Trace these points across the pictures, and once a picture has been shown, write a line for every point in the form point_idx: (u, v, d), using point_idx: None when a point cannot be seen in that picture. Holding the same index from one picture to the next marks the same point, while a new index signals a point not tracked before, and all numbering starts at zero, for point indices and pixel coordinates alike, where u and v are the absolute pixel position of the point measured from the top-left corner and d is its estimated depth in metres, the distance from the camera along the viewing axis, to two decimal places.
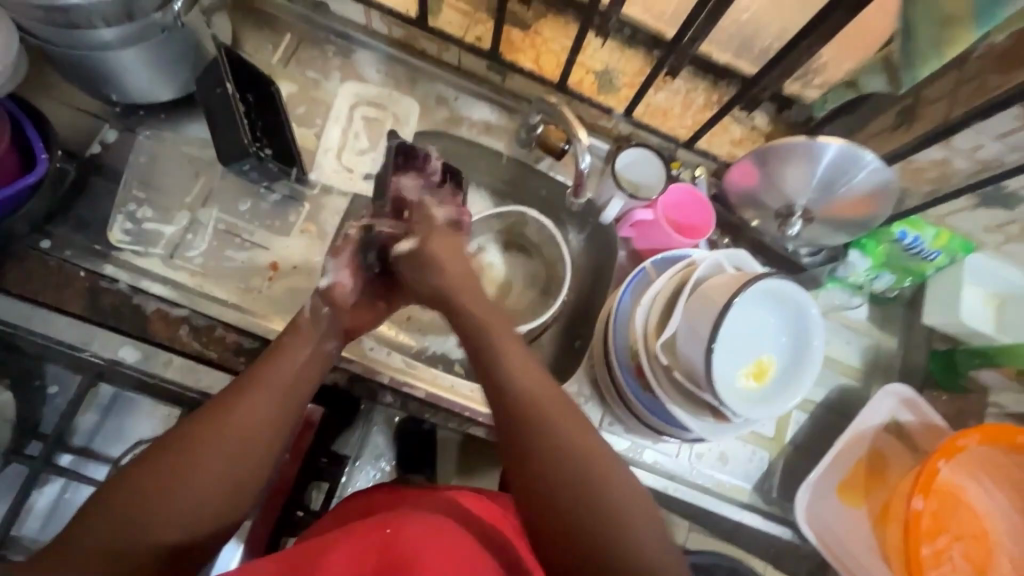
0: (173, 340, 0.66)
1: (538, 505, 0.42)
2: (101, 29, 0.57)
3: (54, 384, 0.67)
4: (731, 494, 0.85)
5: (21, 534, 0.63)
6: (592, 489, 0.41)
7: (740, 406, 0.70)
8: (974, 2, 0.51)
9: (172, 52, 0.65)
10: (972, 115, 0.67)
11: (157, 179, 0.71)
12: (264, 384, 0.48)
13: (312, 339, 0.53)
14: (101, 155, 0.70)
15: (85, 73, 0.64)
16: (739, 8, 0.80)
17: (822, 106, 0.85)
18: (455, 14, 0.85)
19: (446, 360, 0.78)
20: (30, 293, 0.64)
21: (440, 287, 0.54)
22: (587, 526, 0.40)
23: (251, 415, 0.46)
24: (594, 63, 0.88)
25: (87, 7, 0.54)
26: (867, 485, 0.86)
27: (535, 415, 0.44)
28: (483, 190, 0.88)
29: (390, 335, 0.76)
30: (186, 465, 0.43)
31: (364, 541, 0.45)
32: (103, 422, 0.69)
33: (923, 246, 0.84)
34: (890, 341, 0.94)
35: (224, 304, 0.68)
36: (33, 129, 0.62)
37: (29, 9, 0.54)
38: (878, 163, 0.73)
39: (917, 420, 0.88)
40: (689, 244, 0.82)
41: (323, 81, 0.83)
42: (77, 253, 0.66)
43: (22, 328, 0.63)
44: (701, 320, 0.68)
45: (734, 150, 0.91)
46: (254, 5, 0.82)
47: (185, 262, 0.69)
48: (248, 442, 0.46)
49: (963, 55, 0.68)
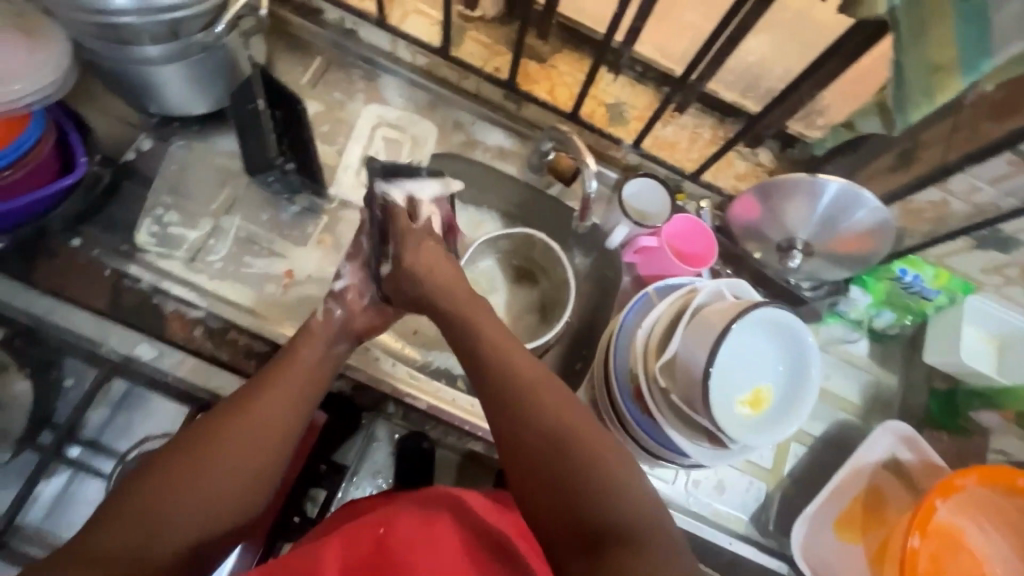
0: (188, 341, 0.68)
1: (532, 480, 0.46)
2: (147, 46, 0.62)
3: (70, 376, 0.67)
4: (728, 524, 0.86)
5: (25, 522, 0.63)
6: (579, 458, 0.45)
7: (737, 433, 0.71)
8: (961, 50, 0.50)
9: (211, 69, 0.70)
10: (965, 160, 0.70)
11: (185, 186, 0.77)
12: (274, 386, 0.55)
13: (321, 343, 0.60)
14: (136, 161, 0.75)
15: (130, 85, 0.70)
16: (746, 51, 0.91)
17: (821, 145, 0.89)
18: (476, 46, 0.93)
19: (449, 374, 0.80)
20: (54, 287, 0.66)
21: (440, 298, 0.58)
22: (573, 492, 0.44)
23: (264, 413, 0.52)
24: (606, 96, 0.93)
25: (137, 26, 0.59)
26: (864, 522, 0.86)
27: (524, 399, 0.49)
28: (497, 213, 0.94)
29: (396, 347, 0.80)
30: (205, 458, 0.48)
31: (358, 540, 0.47)
32: (113, 417, 0.68)
33: (922, 285, 0.88)
34: (889, 378, 0.96)
35: (237, 308, 0.72)
36: (76, 134, 0.67)
37: (85, 25, 0.59)
38: (877, 204, 0.77)
39: (917, 459, 0.87)
40: (692, 272, 0.85)
41: (347, 102, 0.89)
42: (105, 252, 0.71)
43: (45, 320, 0.65)
44: (700, 345, 0.71)
45: (738, 184, 0.95)
46: (289, 30, 0.89)
47: (205, 266, 0.74)
48: (261, 436, 0.51)
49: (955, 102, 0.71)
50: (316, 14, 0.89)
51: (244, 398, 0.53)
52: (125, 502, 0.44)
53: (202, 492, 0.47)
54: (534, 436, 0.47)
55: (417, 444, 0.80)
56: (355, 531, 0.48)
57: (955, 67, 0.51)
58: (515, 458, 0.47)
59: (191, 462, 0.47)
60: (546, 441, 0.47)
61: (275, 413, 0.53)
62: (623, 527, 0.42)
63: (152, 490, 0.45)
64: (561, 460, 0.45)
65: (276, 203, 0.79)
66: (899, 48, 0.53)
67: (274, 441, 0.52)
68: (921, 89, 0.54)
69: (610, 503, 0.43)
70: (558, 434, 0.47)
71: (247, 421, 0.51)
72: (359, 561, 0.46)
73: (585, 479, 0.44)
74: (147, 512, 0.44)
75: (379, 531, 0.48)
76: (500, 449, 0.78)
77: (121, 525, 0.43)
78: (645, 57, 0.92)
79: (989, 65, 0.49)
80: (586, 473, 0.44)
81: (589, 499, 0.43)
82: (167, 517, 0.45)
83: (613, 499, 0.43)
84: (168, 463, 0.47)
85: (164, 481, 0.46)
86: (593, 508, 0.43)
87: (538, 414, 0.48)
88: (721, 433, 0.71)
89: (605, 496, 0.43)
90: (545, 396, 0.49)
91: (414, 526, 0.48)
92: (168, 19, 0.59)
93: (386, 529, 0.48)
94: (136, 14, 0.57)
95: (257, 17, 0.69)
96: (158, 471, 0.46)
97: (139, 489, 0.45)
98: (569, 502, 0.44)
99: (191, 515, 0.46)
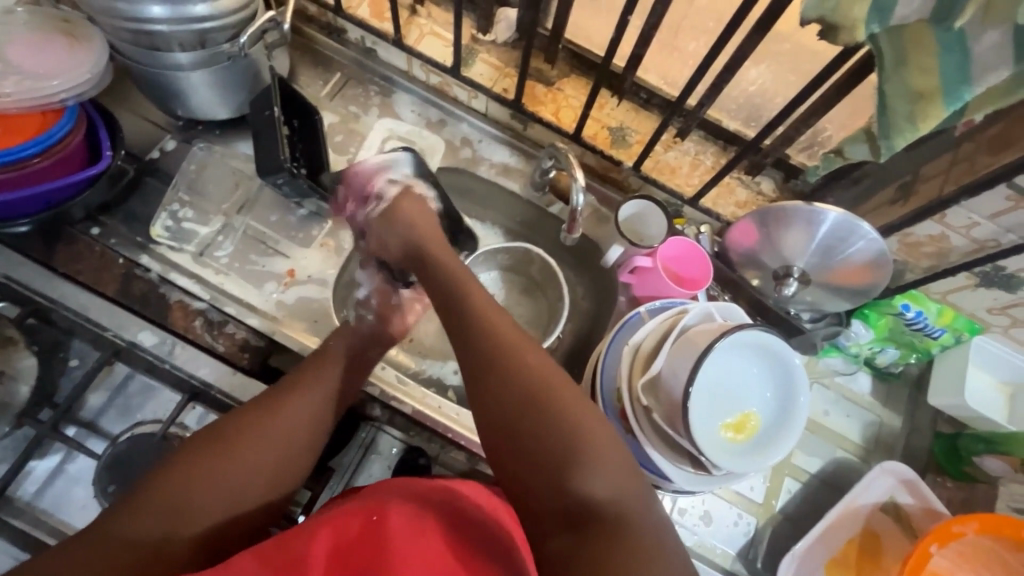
0: (187, 330, 0.72)
1: (516, 452, 0.47)
2: (177, 53, 0.68)
3: (75, 358, 0.69)
4: (712, 558, 0.83)
5: (17, 495, 0.63)
6: (564, 434, 0.47)
7: (721, 458, 0.69)
8: (941, 77, 0.48)
9: (234, 79, 0.75)
10: (962, 193, 0.67)
11: (202, 185, 0.80)
12: (304, 386, 0.57)
13: (351, 339, 0.62)
14: (159, 160, 0.80)
15: (159, 92, 0.75)
16: (747, 80, 0.89)
17: (815, 172, 0.80)
18: (488, 68, 0.94)
19: (441, 383, 0.85)
20: (72, 272, 0.71)
21: (454, 289, 0.58)
22: (560, 469, 0.45)
23: (291, 413, 0.54)
24: (609, 120, 0.93)
25: (168, 34, 0.64)
26: (859, 565, 0.82)
27: (504, 376, 0.50)
28: (498, 229, 0.99)
29: (392, 354, 0.85)
30: (232, 454, 0.51)
31: (349, 526, 0.48)
32: (111, 402, 0.68)
33: (926, 323, 0.84)
34: (893, 421, 0.93)
35: (239, 303, 0.75)
36: (104, 131, 0.71)
37: (122, 32, 0.65)
38: (875, 236, 0.74)
39: (918, 504, 0.84)
40: (686, 296, 0.84)
41: (362, 115, 0.93)
42: (121, 242, 0.74)
43: (57, 303, 0.68)
44: (683, 363, 0.71)
45: (739, 212, 0.92)
46: (313, 46, 0.94)
47: (212, 260, 0.77)
48: (289, 434, 0.54)
49: (953, 137, 0.69)
50: (339, 33, 0.94)
51: (275, 396, 0.55)
52: (156, 491, 0.47)
53: (234, 487, 0.50)
54: (515, 410, 0.49)
55: (413, 459, 0.74)
56: (344, 516, 0.49)
57: (938, 94, 0.49)
58: (499, 433, 0.49)
59: (216, 457, 0.50)
60: (531, 424, 0.48)
61: (302, 413, 0.55)
62: (603, 502, 0.44)
63: (184, 483, 0.48)
64: (540, 434, 0.47)
65: (286, 205, 0.82)
66: (881, 76, 0.51)
67: (303, 440, 0.54)
68: (905, 115, 0.51)
69: (586, 481, 0.45)
70: (572, 439, 0.46)
71: (277, 420, 0.54)
72: (354, 546, 0.47)
73: (564, 456, 0.46)
74: (173, 502, 0.47)
75: (372, 518, 0.49)
76: (482, 461, 0.77)
77: (156, 513, 0.46)
78: (650, 83, 0.91)
79: (972, 95, 0.48)
80: (567, 449, 0.46)
81: (568, 468, 0.45)
82: (197, 509, 0.48)
83: (594, 474, 0.45)
84: (199, 458, 0.50)
85: (193, 473, 0.49)
86: (572, 479, 0.45)
87: (520, 393, 0.49)
88: (703, 457, 0.69)
89: (582, 474, 0.45)
90: (530, 370, 0.50)
91: (409, 521, 0.49)
92: (199, 29, 0.65)
93: (379, 517, 0.49)
94: (169, 23, 0.63)
95: (281, 31, 0.72)
96: (189, 464, 0.49)
97: (170, 480, 0.48)
98: (551, 474, 0.46)
99: (213, 506, 0.49)
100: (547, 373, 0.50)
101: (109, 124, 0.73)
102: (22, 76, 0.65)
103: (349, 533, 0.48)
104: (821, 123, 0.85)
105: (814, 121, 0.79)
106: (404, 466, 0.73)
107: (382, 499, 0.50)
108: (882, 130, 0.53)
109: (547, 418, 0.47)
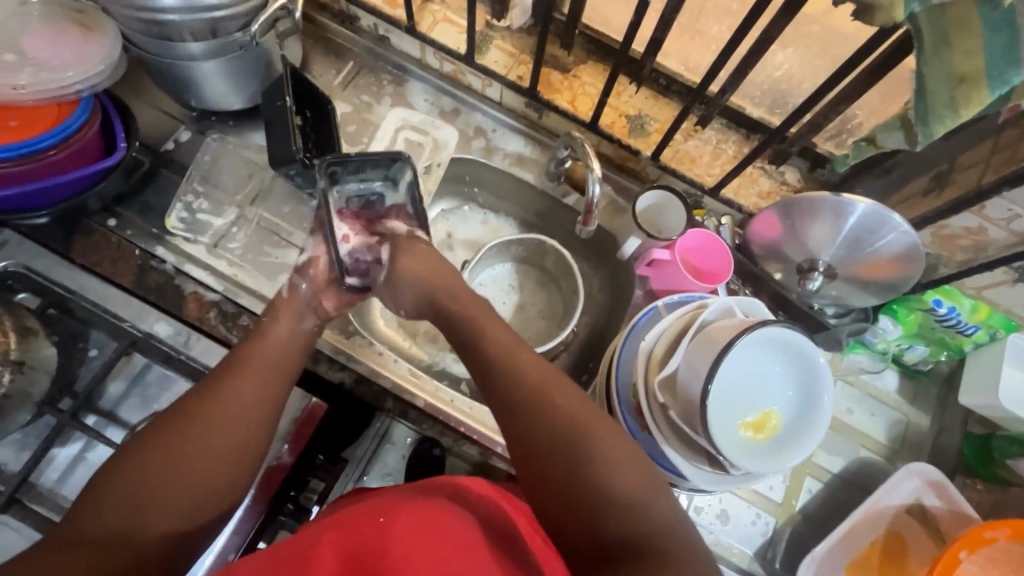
0: (201, 321, 0.72)
1: (540, 478, 0.47)
2: (189, 43, 0.66)
3: (94, 348, 0.67)
4: (728, 557, 0.81)
5: (39, 482, 0.62)
6: (571, 445, 0.46)
7: (741, 459, 0.66)
8: (985, 56, 0.43)
9: (246, 68, 0.74)
10: (1002, 183, 0.63)
11: (215, 176, 0.79)
12: (247, 366, 0.54)
13: (292, 317, 0.60)
14: (173, 151, 0.79)
15: (173, 82, 0.74)
16: (772, 65, 0.85)
17: (844, 161, 0.76)
18: (502, 54, 0.90)
19: (453, 378, 0.84)
20: (90, 263, 0.72)
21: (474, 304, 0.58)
22: (579, 477, 0.45)
23: (240, 391, 0.51)
24: (627, 108, 0.89)
25: (179, 23, 0.63)
26: (882, 568, 0.79)
27: (514, 393, 0.50)
28: (514, 220, 0.99)
29: (403, 345, 0.84)
30: (183, 437, 0.48)
31: (360, 530, 0.45)
32: (129, 391, 0.67)
33: (959, 319, 0.80)
34: (920, 419, 0.89)
35: (252, 295, 0.74)
36: (118, 121, 0.70)
37: (134, 21, 0.63)
38: (907, 229, 0.70)
39: (945, 507, 0.80)
40: (706, 289, 0.81)
41: (374, 105, 0.91)
42: (137, 234, 0.74)
43: (76, 294, 0.67)
44: (702, 359, 0.68)
45: (761, 203, 0.87)
46: (326, 35, 0.92)
47: (226, 252, 0.76)
48: (242, 414, 0.50)
49: (996, 124, 0.64)
50: (352, 20, 0.92)
51: (217, 378, 0.52)
52: (111, 493, 0.45)
53: (194, 472, 0.47)
54: (526, 423, 0.49)
55: (428, 450, 0.76)
56: (352, 521, 0.46)
57: (983, 77, 0.44)
58: (517, 451, 0.48)
59: (167, 448, 0.47)
60: (539, 435, 0.48)
61: (250, 391, 0.52)
62: (618, 501, 0.44)
63: (133, 477, 0.45)
64: (551, 444, 0.47)
65: (299, 196, 0.81)
66: (920, 57, 0.46)
67: (257, 421, 0.51)
68: (945, 100, 0.46)
69: (604, 483, 0.45)
70: (578, 444, 0.46)
71: (226, 399, 0.50)
72: (364, 552, 0.43)
73: (579, 465, 0.46)
74: (133, 500, 0.44)
75: (381, 519, 0.46)
76: (495, 455, 0.75)
77: (107, 510, 0.44)
78: (670, 69, 0.87)
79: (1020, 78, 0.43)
80: (580, 456, 0.46)
81: (594, 485, 0.45)
82: (151, 503, 0.45)
83: (609, 472, 0.45)
84: (144, 451, 0.46)
85: (140, 467, 0.46)
86: (587, 483, 0.45)
87: (526, 411, 0.49)
88: (721, 457, 0.67)
89: (600, 484, 0.45)
90: (533, 379, 0.50)
91: (416, 515, 0.46)
92: (211, 18, 0.63)
93: (388, 518, 0.46)
94: (180, 12, 0.61)
95: (293, 20, 0.70)
96: (137, 456, 0.46)
97: (119, 476, 0.45)
98: (579, 489, 0.45)
99: (175, 502, 0.46)
100: (545, 382, 0.50)
101: (123, 115, 0.72)
102: (38, 67, 0.65)
103: (360, 536, 0.45)
104: (850, 110, 0.80)
105: (844, 109, 0.74)
106: (419, 458, 0.75)
107: (391, 502, 0.48)
108: (919, 116, 0.48)
109: (551, 428, 0.47)
